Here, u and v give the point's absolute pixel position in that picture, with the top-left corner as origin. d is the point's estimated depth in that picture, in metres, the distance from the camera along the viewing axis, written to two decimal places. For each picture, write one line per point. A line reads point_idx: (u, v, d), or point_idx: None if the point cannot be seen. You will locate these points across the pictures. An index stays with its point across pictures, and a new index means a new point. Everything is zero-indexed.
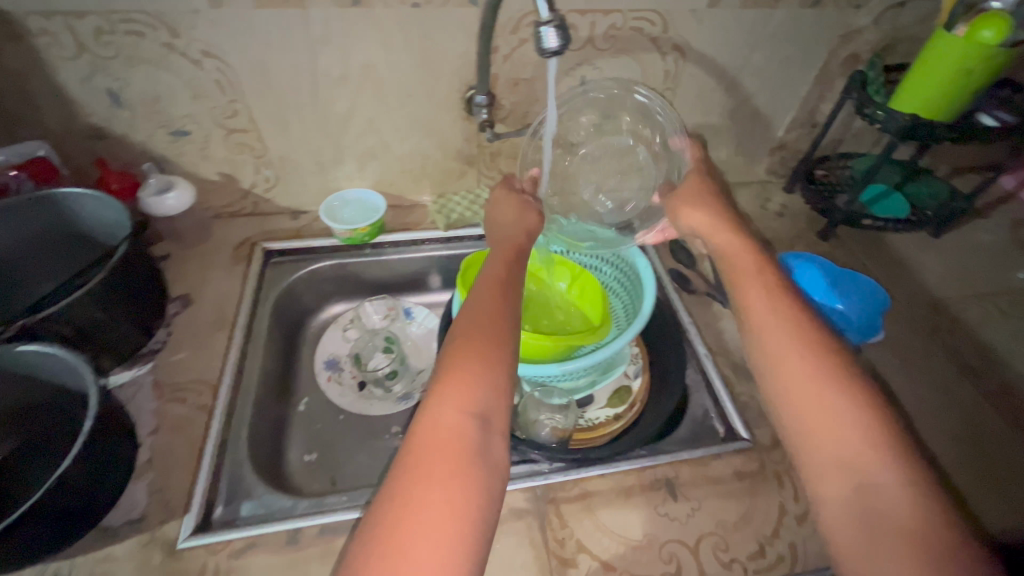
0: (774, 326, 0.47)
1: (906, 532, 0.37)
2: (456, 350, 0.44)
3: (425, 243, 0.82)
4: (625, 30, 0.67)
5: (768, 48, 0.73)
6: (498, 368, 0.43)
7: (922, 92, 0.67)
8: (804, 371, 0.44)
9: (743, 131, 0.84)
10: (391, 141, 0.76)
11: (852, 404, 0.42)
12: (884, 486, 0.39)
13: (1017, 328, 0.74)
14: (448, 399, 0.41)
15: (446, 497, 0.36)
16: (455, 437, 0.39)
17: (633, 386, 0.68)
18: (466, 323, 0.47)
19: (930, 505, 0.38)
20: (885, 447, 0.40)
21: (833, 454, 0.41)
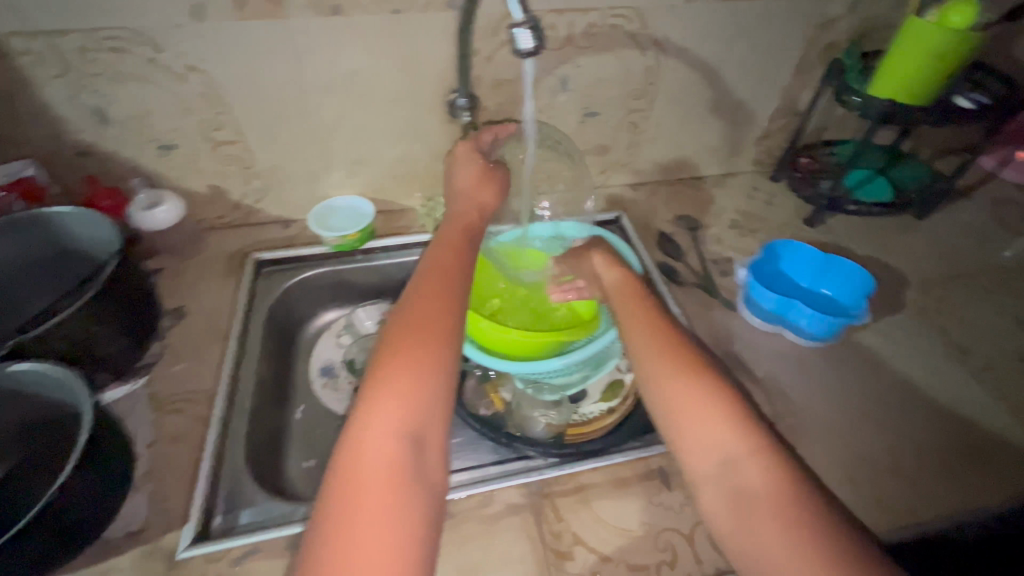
0: (654, 336, 0.53)
1: (769, 499, 0.40)
2: (388, 372, 0.46)
3: (415, 247, 0.83)
4: (604, 28, 0.68)
5: (747, 39, 0.74)
6: (431, 386, 0.46)
7: (900, 75, 0.68)
8: (673, 372, 0.49)
9: (726, 122, 0.85)
10: (377, 147, 0.76)
11: (711, 395, 0.47)
12: (746, 463, 0.43)
13: (1003, 306, 0.75)
14: (376, 424, 0.43)
15: (380, 518, 0.39)
16: (390, 460, 0.42)
17: (626, 379, 0.69)
18: (397, 342, 0.48)
19: (788, 475, 0.42)
20: (762, 449, 0.43)
21: (704, 442, 0.45)
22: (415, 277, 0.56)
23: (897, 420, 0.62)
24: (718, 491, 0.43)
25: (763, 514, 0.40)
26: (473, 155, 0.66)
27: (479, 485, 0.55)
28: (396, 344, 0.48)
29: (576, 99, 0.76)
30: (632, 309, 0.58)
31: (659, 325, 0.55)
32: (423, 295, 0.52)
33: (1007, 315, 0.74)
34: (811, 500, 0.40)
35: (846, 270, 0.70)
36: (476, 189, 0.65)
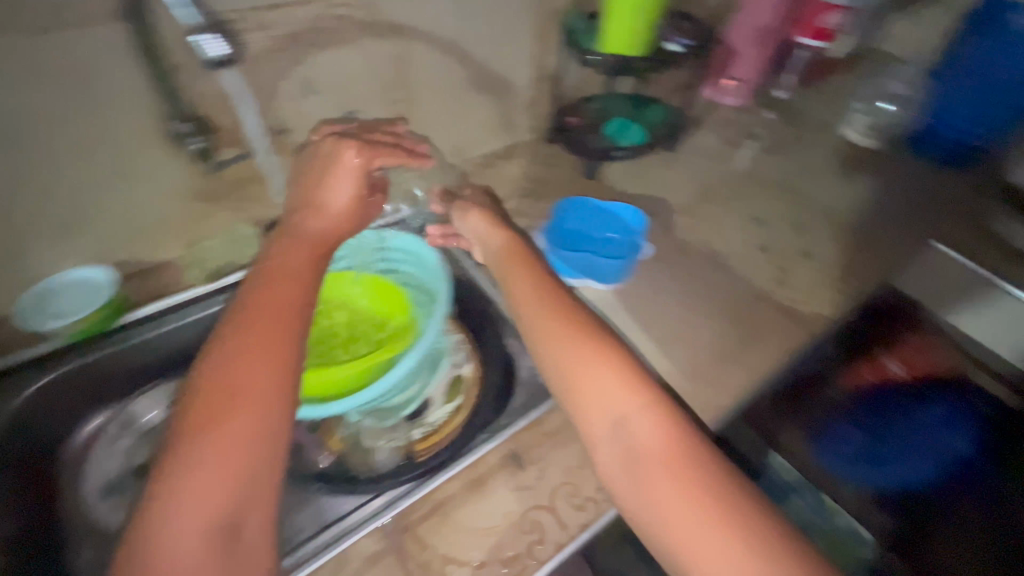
0: (544, 310, 0.56)
1: (655, 449, 0.45)
2: (200, 447, 0.41)
3: (188, 305, 0.69)
4: (329, 19, 0.62)
5: (481, 14, 0.74)
6: (257, 457, 0.42)
7: (614, 31, 0.76)
8: (569, 342, 0.52)
9: (491, 97, 0.86)
10: (86, 203, 0.60)
11: (606, 361, 0.51)
12: (642, 422, 0.47)
13: (742, 209, 0.91)
14: (179, 511, 0.38)
15: None
16: (200, 551, 0.38)
17: (465, 372, 0.66)
18: (214, 406, 0.42)
19: (677, 430, 0.47)
20: (657, 411, 0.48)
21: (596, 403, 0.49)
22: (236, 315, 0.49)
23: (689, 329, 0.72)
24: (611, 449, 0.47)
25: (655, 471, 0.44)
26: (360, 180, 0.61)
27: (331, 548, 0.49)
28: (214, 411, 0.42)
29: (328, 100, 0.69)
30: (524, 290, 0.58)
31: (552, 298, 0.57)
32: (251, 344, 0.46)
33: (744, 215, 0.90)
34: (692, 448, 0.45)
35: (620, 211, 0.78)
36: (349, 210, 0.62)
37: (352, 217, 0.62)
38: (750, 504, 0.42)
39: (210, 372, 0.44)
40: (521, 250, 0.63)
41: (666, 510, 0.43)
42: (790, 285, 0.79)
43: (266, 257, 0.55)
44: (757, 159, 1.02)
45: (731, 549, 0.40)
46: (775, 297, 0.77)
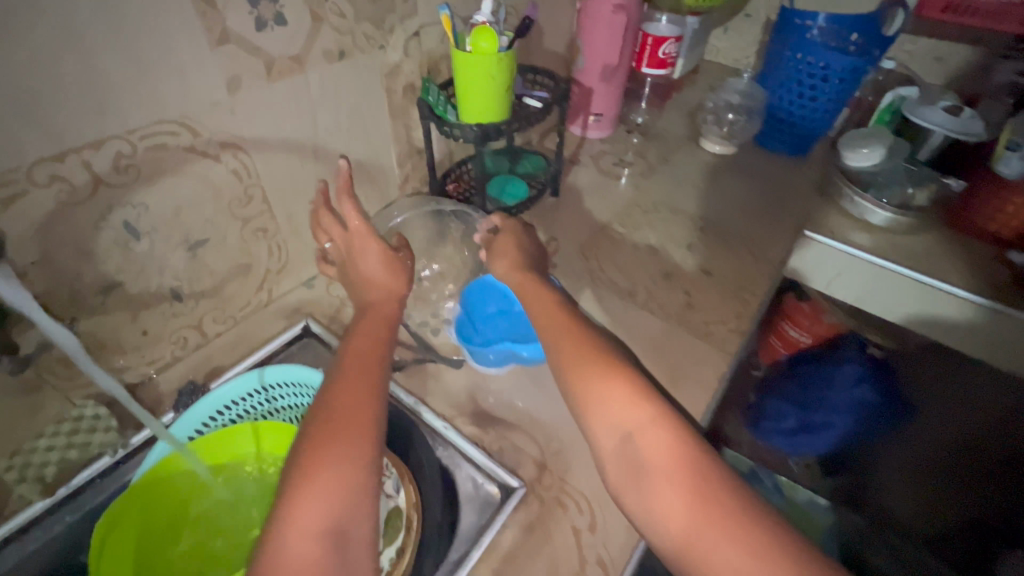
0: (561, 333, 0.60)
1: (662, 462, 0.48)
2: (313, 465, 0.45)
3: (19, 537, 0.54)
4: (141, 153, 0.53)
5: (328, 107, 0.68)
6: (354, 478, 0.46)
7: (476, 104, 0.75)
8: (583, 357, 0.56)
9: (362, 185, 0.80)
10: None
11: (619, 376, 0.54)
12: (648, 433, 0.50)
13: (638, 239, 0.92)
14: (299, 518, 0.43)
15: None
16: (312, 560, 0.41)
17: (401, 503, 0.56)
18: (322, 430, 0.48)
19: (683, 439, 0.50)
20: (662, 424, 0.50)
21: (606, 417, 0.52)
22: (338, 360, 0.56)
23: None
24: (619, 460, 0.50)
25: (658, 480, 0.47)
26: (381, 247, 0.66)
27: None
28: (321, 437, 0.47)
29: (164, 238, 0.59)
30: (544, 319, 0.62)
31: (566, 325, 0.61)
32: (339, 396, 0.51)
33: (643, 246, 0.91)
34: (700, 459, 0.48)
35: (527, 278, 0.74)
36: (385, 276, 0.65)
37: (398, 271, 0.66)
38: (753, 510, 0.45)
39: (323, 401, 0.51)
40: (537, 285, 0.67)
41: (672, 518, 0.46)
42: (699, 307, 0.80)
43: (357, 314, 0.63)
44: (637, 184, 1.05)
45: (733, 555, 0.42)
46: (691, 324, 0.78)
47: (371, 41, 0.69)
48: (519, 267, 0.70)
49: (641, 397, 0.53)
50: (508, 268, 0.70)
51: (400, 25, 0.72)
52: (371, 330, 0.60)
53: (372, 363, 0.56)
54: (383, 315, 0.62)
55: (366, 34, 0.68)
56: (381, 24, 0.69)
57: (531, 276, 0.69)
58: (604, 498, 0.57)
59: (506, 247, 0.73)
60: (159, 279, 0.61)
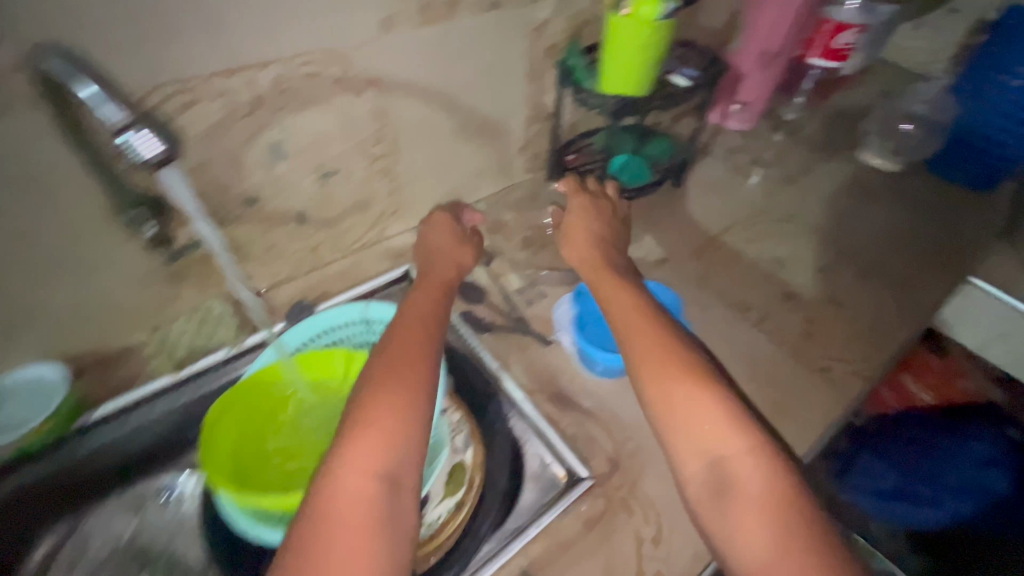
0: (645, 332, 0.54)
1: (757, 497, 0.43)
2: (369, 414, 0.47)
3: (145, 404, 0.62)
4: (297, 79, 0.55)
5: (469, 59, 0.67)
6: (407, 430, 0.47)
7: (619, 76, 0.70)
8: (671, 368, 0.50)
9: (484, 143, 0.79)
10: (33, 299, 0.54)
11: (705, 393, 0.49)
12: (738, 462, 0.45)
13: (761, 251, 0.84)
14: (355, 461, 0.44)
15: (353, 546, 0.40)
16: (366, 499, 0.42)
17: (467, 460, 0.60)
18: (389, 380, 0.49)
19: (778, 474, 0.44)
20: (755, 453, 0.45)
21: (694, 437, 0.47)
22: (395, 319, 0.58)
23: None
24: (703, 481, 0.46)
25: (746, 512, 0.43)
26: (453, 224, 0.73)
27: None
28: (382, 384, 0.49)
29: (302, 164, 0.62)
30: (625, 316, 0.57)
31: (649, 322, 0.55)
32: (399, 349, 0.53)
33: (766, 259, 0.82)
34: (795, 499, 0.43)
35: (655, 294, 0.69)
36: (451, 250, 0.70)
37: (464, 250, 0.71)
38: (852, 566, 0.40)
39: (390, 354, 0.52)
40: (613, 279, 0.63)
41: (761, 557, 0.41)
42: (820, 339, 0.72)
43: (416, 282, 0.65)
44: (772, 190, 0.95)
45: None
46: (807, 357, 0.70)
47: None
48: (596, 260, 0.67)
49: (737, 421, 0.47)
50: (577, 254, 0.70)
51: None
52: (433, 294, 0.62)
53: (427, 326, 0.57)
54: (443, 283, 0.65)
55: None
56: None
57: (605, 269, 0.65)
58: (674, 516, 0.53)
59: (574, 234, 0.72)
60: (292, 201, 0.65)
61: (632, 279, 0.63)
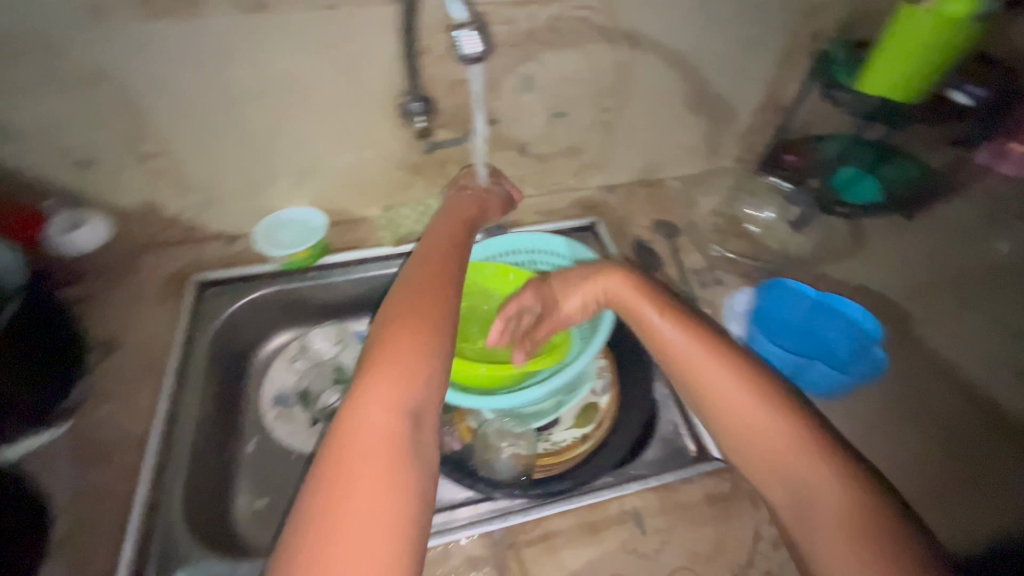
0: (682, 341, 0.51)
1: (840, 518, 0.39)
2: (387, 347, 0.44)
3: (371, 262, 0.75)
4: (568, 20, 0.61)
5: (726, 31, 0.68)
6: (426, 364, 0.44)
7: (891, 76, 0.62)
8: (722, 381, 0.47)
9: (706, 120, 0.79)
10: (324, 156, 0.68)
11: (751, 410, 0.46)
12: (814, 481, 0.41)
13: (1002, 313, 0.70)
14: (375, 398, 0.41)
15: (378, 483, 0.37)
16: (390, 433, 0.39)
17: (600, 403, 0.64)
18: (406, 321, 0.47)
19: (859, 493, 0.40)
20: (824, 470, 0.41)
21: (766, 456, 0.44)
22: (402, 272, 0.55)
23: (892, 444, 0.57)
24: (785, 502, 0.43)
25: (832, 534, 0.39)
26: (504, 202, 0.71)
27: (438, 536, 0.50)
28: (400, 325, 0.46)
29: (542, 98, 0.69)
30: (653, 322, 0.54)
31: (688, 325, 0.52)
32: (424, 289, 0.51)
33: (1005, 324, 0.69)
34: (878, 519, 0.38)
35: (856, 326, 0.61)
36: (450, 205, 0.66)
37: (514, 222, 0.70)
38: None
39: (400, 298, 0.50)
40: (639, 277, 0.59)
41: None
42: None
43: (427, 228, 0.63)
44: None
45: None
46: None
47: None
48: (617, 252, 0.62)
49: (802, 434, 0.43)
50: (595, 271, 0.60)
51: None
52: (460, 238, 0.61)
53: (444, 269, 0.54)
54: (462, 221, 0.64)
55: None
56: None
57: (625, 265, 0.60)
58: None
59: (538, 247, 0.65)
60: (521, 130, 0.72)
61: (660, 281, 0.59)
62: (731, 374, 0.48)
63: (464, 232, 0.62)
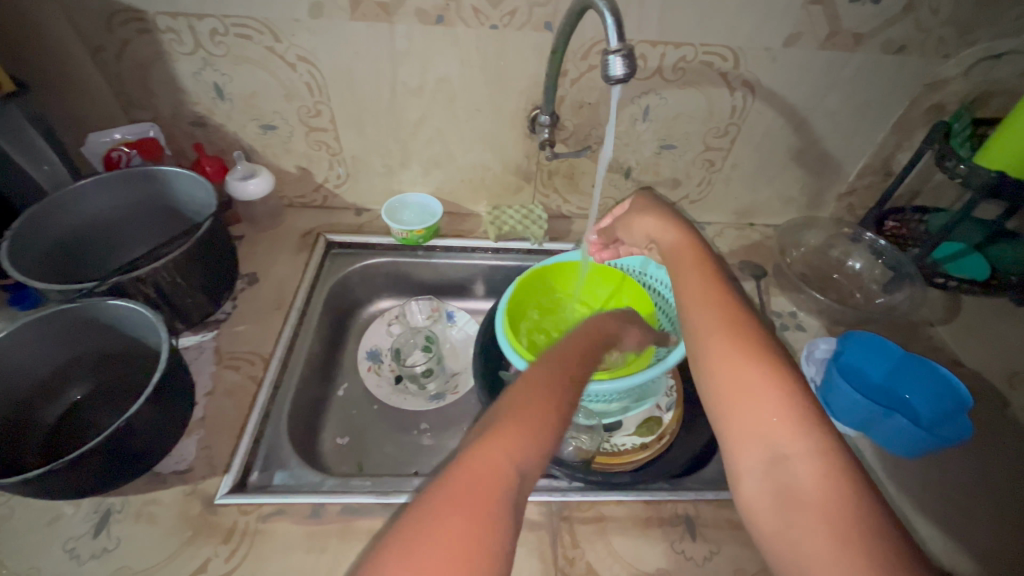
0: (707, 312, 0.48)
1: (820, 504, 0.34)
2: (520, 396, 0.41)
3: (474, 252, 0.83)
4: (695, 63, 0.68)
5: (843, 92, 0.71)
6: (554, 425, 0.40)
7: (1013, 152, 0.61)
8: (730, 352, 0.44)
9: (810, 173, 0.82)
10: (454, 151, 0.77)
11: (761, 374, 0.41)
12: (799, 459, 0.37)
13: None
14: (495, 442, 0.37)
15: (471, 533, 0.32)
16: (499, 481, 0.35)
17: (665, 418, 0.65)
18: (544, 375, 0.44)
19: (847, 482, 0.35)
20: (816, 454, 0.37)
21: (753, 427, 0.40)
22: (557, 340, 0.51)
23: (958, 519, 0.56)
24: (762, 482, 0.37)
25: (811, 519, 0.34)
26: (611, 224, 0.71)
27: None
28: (534, 375, 0.44)
29: (656, 130, 0.75)
30: (693, 293, 0.51)
31: (722, 300, 0.49)
32: (559, 353, 0.48)
33: None
34: (860, 510, 0.34)
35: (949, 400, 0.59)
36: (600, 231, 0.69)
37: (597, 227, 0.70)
38: None
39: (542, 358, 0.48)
40: (698, 254, 0.57)
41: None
42: None
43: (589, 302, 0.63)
44: None
45: None
46: None
47: (939, 47, 0.67)
48: (674, 233, 0.60)
49: (805, 418, 0.39)
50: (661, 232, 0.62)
51: (985, 41, 0.66)
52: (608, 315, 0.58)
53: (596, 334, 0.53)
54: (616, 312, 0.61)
55: (940, 40, 0.66)
56: (963, 36, 0.66)
57: (693, 247, 0.58)
58: None
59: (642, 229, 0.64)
60: (630, 156, 0.79)
61: (713, 257, 0.57)
62: (756, 346, 0.44)
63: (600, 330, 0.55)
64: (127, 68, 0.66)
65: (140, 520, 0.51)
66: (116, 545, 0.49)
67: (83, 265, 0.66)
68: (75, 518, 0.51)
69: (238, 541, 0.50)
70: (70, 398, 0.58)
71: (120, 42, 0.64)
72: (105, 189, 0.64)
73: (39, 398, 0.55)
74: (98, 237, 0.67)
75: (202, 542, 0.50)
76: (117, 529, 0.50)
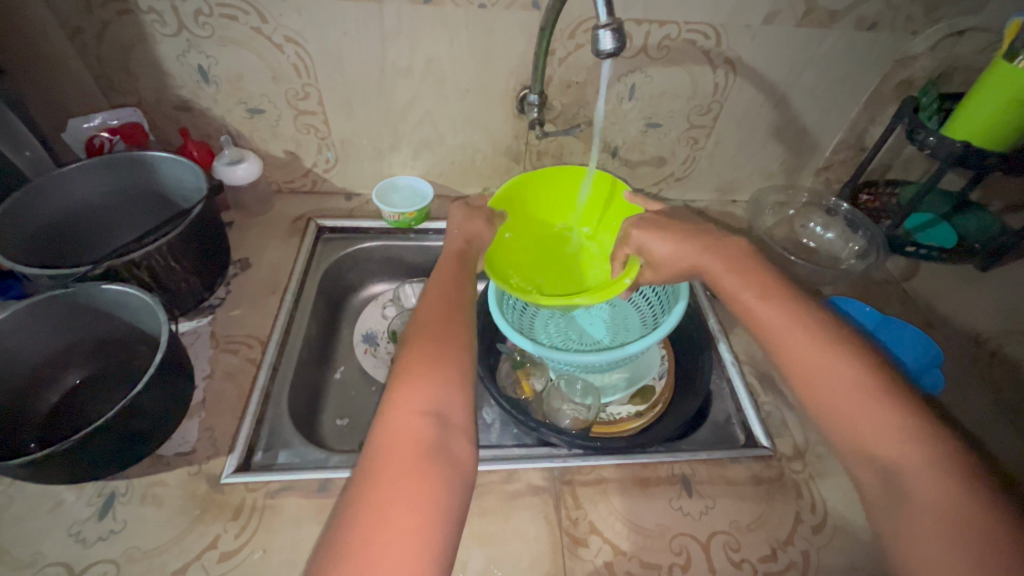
0: (781, 312, 0.46)
1: (931, 509, 0.35)
2: (411, 360, 0.45)
3: None
4: (678, 41, 0.69)
5: (820, 68, 0.74)
6: (448, 364, 0.45)
7: (974, 121, 0.65)
8: (813, 351, 0.43)
9: (789, 149, 0.85)
10: (444, 133, 0.78)
11: (855, 375, 0.41)
12: (914, 467, 0.36)
13: None
14: (399, 403, 0.42)
15: (411, 490, 0.37)
16: (415, 435, 0.40)
17: (657, 387, 0.67)
18: (427, 332, 0.48)
19: (959, 480, 0.35)
20: (919, 456, 0.37)
21: (865, 430, 0.39)
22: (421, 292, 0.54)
23: None
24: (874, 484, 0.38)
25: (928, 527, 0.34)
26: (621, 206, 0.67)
27: (504, 462, 0.57)
28: (422, 335, 0.48)
29: (640, 108, 0.77)
30: (754, 297, 0.48)
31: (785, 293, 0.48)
32: (437, 307, 0.51)
33: None
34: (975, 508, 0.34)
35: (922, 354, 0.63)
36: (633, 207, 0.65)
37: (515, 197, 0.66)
38: None
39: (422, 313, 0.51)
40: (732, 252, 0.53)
41: None
42: None
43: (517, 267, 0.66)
44: None
45: None
46: None
47: (908, 24, 0.70)
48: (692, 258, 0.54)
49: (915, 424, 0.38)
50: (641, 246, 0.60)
51: (950, 18, 0.69)
52: (450, 264, 0.58)
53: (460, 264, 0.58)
54: (457, 252, 0.60)
55: (909, 17, 0.69)
56: (930, 13, 0.69)
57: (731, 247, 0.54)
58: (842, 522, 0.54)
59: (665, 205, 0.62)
60: (617, 135, 0.81)
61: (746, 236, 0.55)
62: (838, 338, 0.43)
63: (460, 260, 0.59)
64: (108, 51, 0.65)
65: (145, 501, 0.51)
66: (123, 526, 0.49)
67: (69, 251, 0.65)
68: (78, 503, 0.50)
69: (247, 518, 0.51)
70: (67, 383, 0.57)
71: (100, 24, 0.62)
72: (87, 174, 0.62)
73: (35, 383, 0.55)
74: (82, 224, 0.65)
75: (210, 520, 0.50)
76: (123, 511, 0.50)
